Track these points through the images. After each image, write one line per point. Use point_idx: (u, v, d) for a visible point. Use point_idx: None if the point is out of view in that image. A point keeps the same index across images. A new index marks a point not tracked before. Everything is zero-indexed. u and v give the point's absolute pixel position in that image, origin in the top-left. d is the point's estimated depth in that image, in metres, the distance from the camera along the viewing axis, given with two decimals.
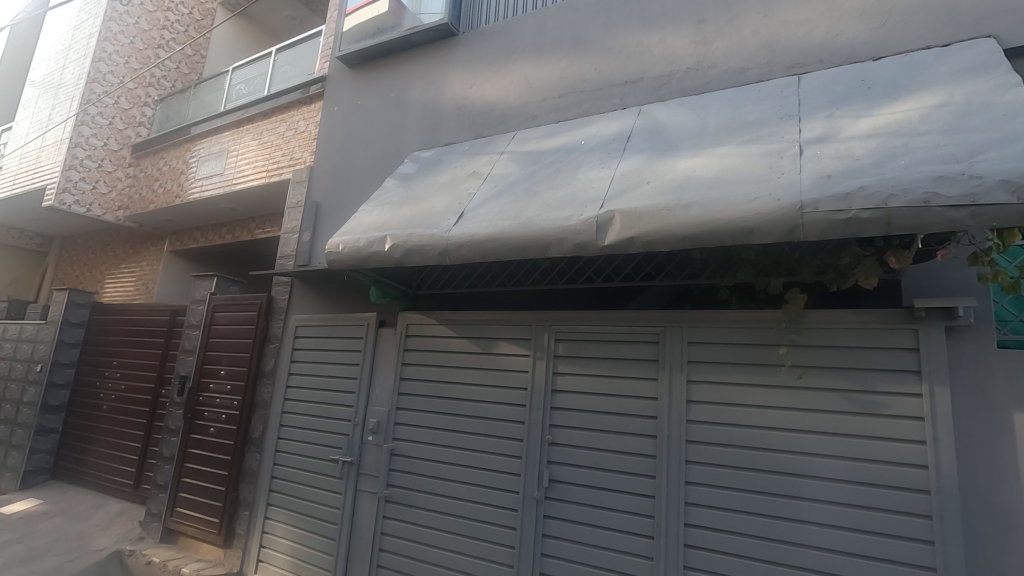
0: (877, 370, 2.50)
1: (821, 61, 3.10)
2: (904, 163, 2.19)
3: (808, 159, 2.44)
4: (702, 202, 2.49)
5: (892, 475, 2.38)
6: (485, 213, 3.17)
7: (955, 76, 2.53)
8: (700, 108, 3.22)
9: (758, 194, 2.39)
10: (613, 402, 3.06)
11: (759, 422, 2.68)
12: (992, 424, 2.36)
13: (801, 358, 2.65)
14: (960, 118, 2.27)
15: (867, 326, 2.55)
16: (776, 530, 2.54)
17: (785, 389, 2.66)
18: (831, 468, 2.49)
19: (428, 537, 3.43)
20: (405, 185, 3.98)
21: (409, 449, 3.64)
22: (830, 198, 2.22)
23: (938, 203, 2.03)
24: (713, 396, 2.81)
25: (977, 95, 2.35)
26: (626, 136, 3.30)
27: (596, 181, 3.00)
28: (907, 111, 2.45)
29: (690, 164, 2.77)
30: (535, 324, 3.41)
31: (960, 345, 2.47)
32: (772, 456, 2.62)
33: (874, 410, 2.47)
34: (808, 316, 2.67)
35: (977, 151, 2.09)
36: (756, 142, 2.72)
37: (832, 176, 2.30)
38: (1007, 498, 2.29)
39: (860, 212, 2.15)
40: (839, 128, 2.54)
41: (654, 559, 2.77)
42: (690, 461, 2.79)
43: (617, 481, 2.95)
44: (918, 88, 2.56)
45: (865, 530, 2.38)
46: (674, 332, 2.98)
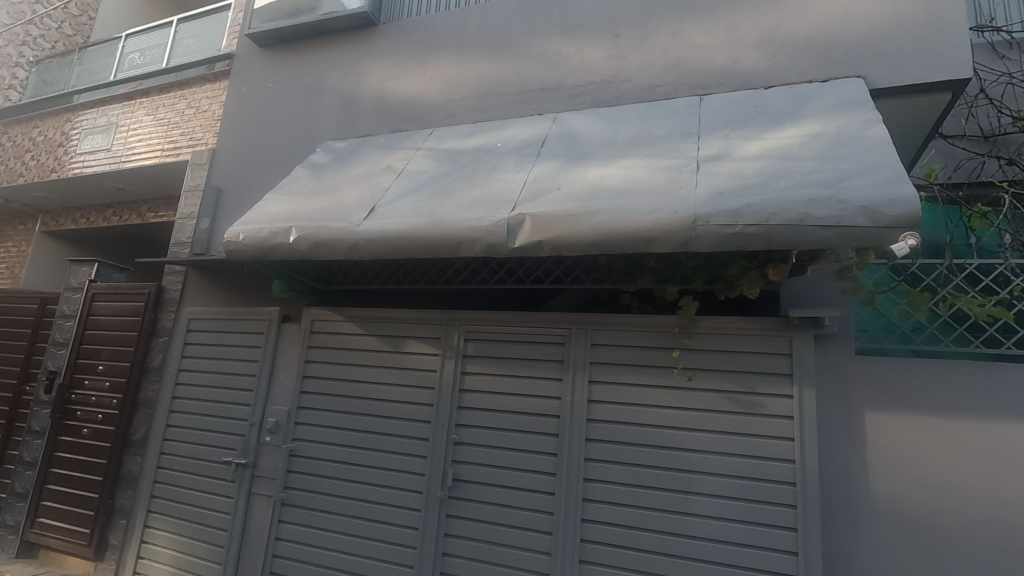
0: (756, 373, 2.73)
1: (720, 85, 3.33)
2: (784, 184, 2.40)
3: (704, 176, 2.62)
4: (607, 210, 2.60)
5: (767, 469, 2.61)
6: (398, 209, 3.12)
7: (831, 108, 2.81)
8: (612, 120, 3.36)
9: (658, 206, 2.53)
10: (518, 401, 3.11)
11: (652, 421, 2.83)
12: (849, 423, 2.64)
13: (692, 362, 2.83)
14: (833, 147, 2.53)
15: (750, 332, 2.78)
16: (666, 524, 2.69)
17: (677, 390, 2.83)
18: (716, 464, 2.68)
19: (326, 540, 3.31)
20: (316, 176, 3.81)
21: (310, 449, 3.50)
22: (720, 213, 2.39)
23: (810, 223, 2.25)
24: (613, 396, 2.93)
25: (847, 128, 2.63)
26: (540, 141, 3.37)
27: (509, 184, 3.04)
28: (790, 138, 2.69)
29: (599, 173, 2.88)
30: (446, 323, 3.39)
31: (826, 351, 2.75)
32: (664, 454, 2.77)
33: (753, 410, 2.69)
34: (699, 322, 2.86)
35: (844, 178, 2.34)
36: (659, 157, 2.87)
37: (724, 192, 2.47)
38: (858, 487, 2.58)
39: (746, 228, 2.34)
40: (732, 149, 2.75)
41: (552, 555, 2.85)
42: (590, 458, 2.90)
43: (520, 479, 3.00)
44: (801, 117, 2.82)
45: (743, 521, 2.59)
46: (579, 335, 3.08)
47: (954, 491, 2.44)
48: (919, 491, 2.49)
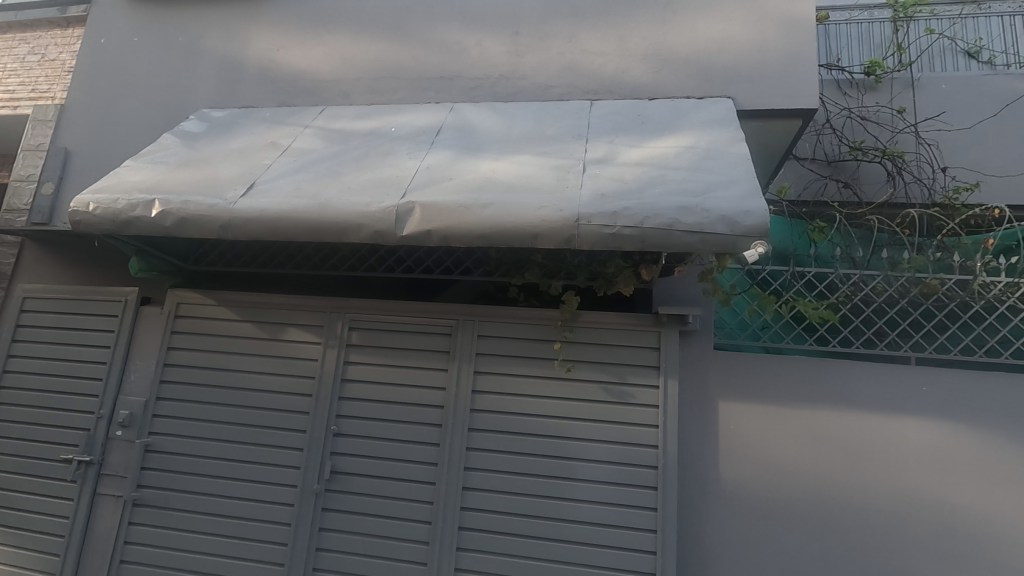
0: (629, 365, 2.92)
1: (610, 93, 3.51)
2: (658, 191, 2.59)
3: (588, 177, 2.75)
4: (496, 204, 2.64)
5: (633, 454, 2.81)
6: (279, 188, 2.93)
7: (703, 124, 3.07)
8: (507, 115, 3.42)
9: (545, 203, 2.61)
10: (402, 391, 3.08)
11: (532, 411, 2.94)
12: (705, 412, 2.92)
13: (571, 354, 2.97)
14: (702, 160, 2.77)
15: (625, 327, 2.97)
16: (541, 508, 2.81)
17: (556, 381, 2.96)
18: (589, 451, 2.84)
19: (186, 542, 3.06)
20: (187, 145, 3.48)
21: (169, 444, 3.21)
22: (601, 214, 2.53)
23: (678, 228, 2.45)
24: (497, 386, 3.00)
25: (715, 143, 2.89)
26: (435, 130, 3.34)
27: (401, 170, 2.98)
28: (668, 148, 2.90)
29: (491, 167, 2.91)
30: (329, 310, 3.26)
31: (689, 346, 3.02)
32: (542, 441, 2.89)
33: (624, 399, 2.88)
34: (580, 316, 3.00)
35: (709, 189, 2.56)
36: (549, 156, 2.97)
37: (605, 194, 2.61)
38: (709, 469, 2.86)
39: (622, 229, 2.49)
40: (615, 153, 2.91)
41: (429, 544, 2.87)
42: (471, 447, 2.95)
43: (400, 469, 2.98)
44: (677, 130, 3.05)
45: (610, 503, 2.77)
46: (466, 326, 3.11)
47: (786, 470, 2.79)
48: (760, 471, 2.81)
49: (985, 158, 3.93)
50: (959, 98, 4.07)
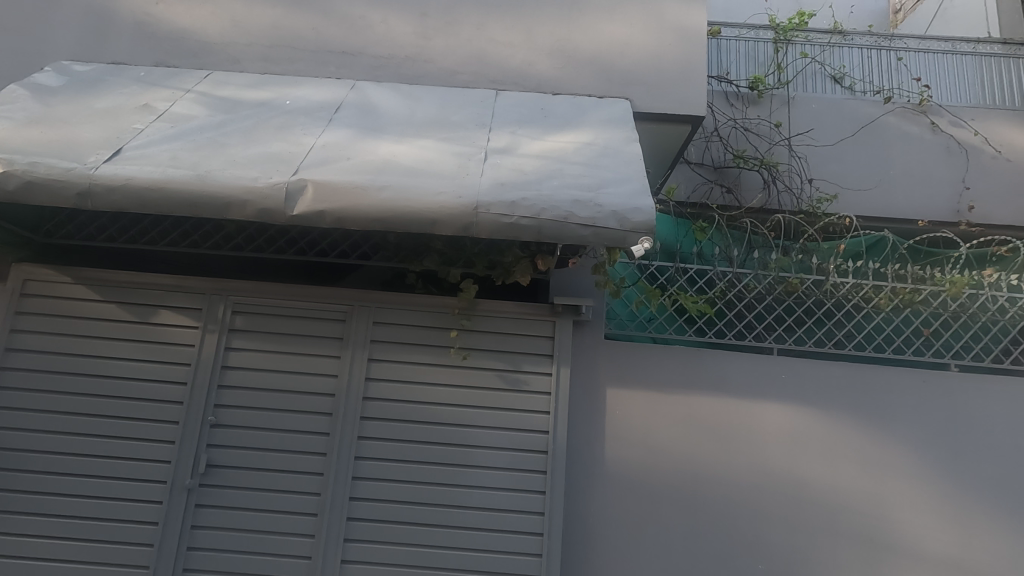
0: (524, 353, 2.99)
1: (515, 85, 3.53)
2: (555, 183, 2.66)
3: (489, 166, 2.76)
4: (394, 186, 2.58)
5: (525, 440, 2.88)
6: (152, 155, 2.66)
7: (601, 123, 3.18)
8: (411, 98, 3.34)
9: (444, 189, 2.59)
10: (291, 379, 2.93)
11: (427, 398, 2.92)
12: (594, 398, 3.06)
13: (468, 341, 2.98)
14: (598, 156, 2.87)
15: (521, 316, 3.03)
16: (434, 496, 2.81)
17: (452, 368, 2.96)
18: (484, 438, 2.88)
19: (29, 548, 2.73)
20: (40, 98, 3.06)
21: (10, 439, 2.83)
22: (499, 203, 2.55)
23: (572, 221, 2.53)
24: (392, 374, 2.94)
25: (611, 142, 3.01)
26: (334, 106, 3.19)
27: (294, 146, 2.82)
28: (568, 143, 2.97)
29: (391, 149, 2.84)
30: (209, 292, 3.02)
31: (582, 336, 3.14)
32: (437, 429, 2.88)
33: (518, 386, 2.95)
34: (479, 305, 3.02)
35: (603, 185, 2.67)
36: (452, 142, 2.94)
37: (504, 183, 2.64)
38: (595, 453, 3.00)
39: (520, 219, 2.54)
40: (517, 144, 2.94)
41: (315, 537, 2.77)
42: (363, 436, 2.87)
43: (286, 460, 2.84)
44: (578, 126, 3.14)
45: (501, 488, 2.83)
46: (362, 312, 3.01)
47: (665, 452, 2.99)
48: (641, 454, 3.00)
49: (843, 173, 4.43)
50: (825, 118, 4.55)
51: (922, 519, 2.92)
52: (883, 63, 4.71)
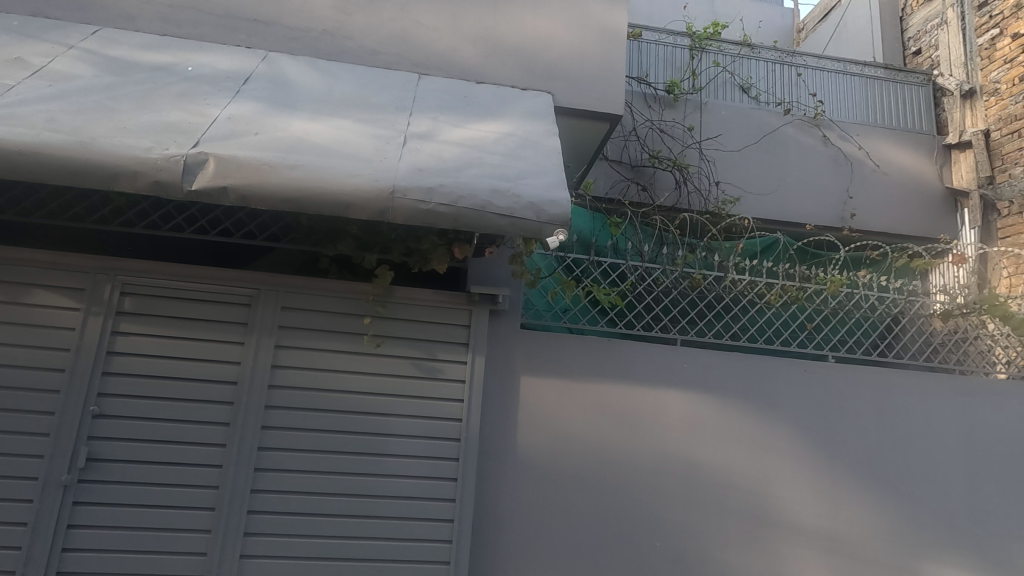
0: (439, 341, 2.99)
1: (438, 70, 3.48)
2: (475, 172, 2.65)
3: (408, 151, 2.71)
4: (306, 166, 2.47)
5: (438, 428, 2.88)
6: (24, 116, 2.38)
7: (523, 114, 3.21)
8: (329, 75, 3.20)
9: (359, 171, 2.52)
10: (188, 366, 2.75)
11: (338, 386, 2.84)
12: (507, 387, 3.11)
13: (382, 329, 2.93)
14: (518, 148, 2.90)
15: (437, 304, 3.02)
16: (344, 486, 2.75)
17: (365, 356, 2.90)
18: (396, 426, 2.85)
19: None
20: None
21: None
22: (417, 189, 2.52)
23: (490, 211, 2.55)
24: (300, 361, 2.83)
25: (531, 134, 3.05)
26: (243, 77, 3.00)
27: (196, 116, 2.62)
28: (489, 133, 2.97)
29: (304, 126, 2.71)
30: (94, 271, 2.75)
31: (498, 325, 3.17)
32: (348, 418, 2.82)
33: (433, 374, 2.94)
34: (394, 292, 2.97)
35: (522, 176, 2.70)
36: (369, 124, 2.85)
37: (423, 169, 2.60)
38: (508, 440, 3.05)
39: (437, 206, 2.52)
40: (438, 131, 2.90)
41: (212, 532, 2.63)
42: (267, 426, 2.75)
43: (181, 452, 2.67)
44: (499, 116, 3.15)
45: (413, 476, 2.81)
46: (269, 296, 2.87)
47: (574, 438, 3.10)
48: (552, 440, 3.09)
49: (746, 177, 4.75)
50: (732, 125, 4.86)
51: (800, 494, 3.22)
52: (785, 77, 5.08)
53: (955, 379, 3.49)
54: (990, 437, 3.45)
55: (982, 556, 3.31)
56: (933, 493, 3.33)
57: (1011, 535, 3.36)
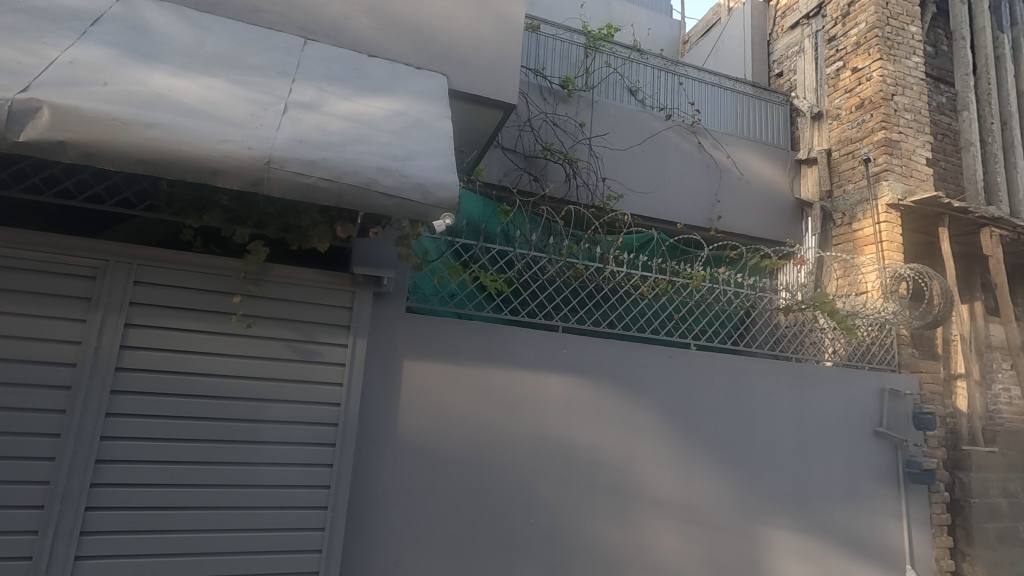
0: (318, 323, 2.86)
1: (327, 37, 3.28)
2: (361, 148, 2.56)
3: (288, 120, 2.54)
4: (167, 125, 2.23)
5: (315, 413, 2.78)
6: None
7: (415, 94, 3.13)
8: (200, 27, 2.90)
9: (229, 137, 2.32)
10: (12, 346, 2.39)
11: (201, 369, 2.63)
12: (390, 370, 3.05)
13: (253, 308, 2.75)
14: (408, 127, 2.83)
15: (317, 284, 2.88)
16: (206, 475, 2.57)
17: (233, 337, 2.71)
18: (269, 412, 2.71)
19: None
20: None
21: None
22: (296, 161, 2.38)
23: (375, 189, 2.47)
24: (156, 341, 2.58)
25: (423, 115, 2.98)
26: (93, 18, 2.63)
27: (28, 56, 2.26)
28: (379, 109, 2.87)
29: (167, 82, 2.44)
30: None
31: (383, 308, 3.10)
32: (212, 403, 2.63)
33: (310, 357, 2.82)
34: (269, 269, 2.79)
35: (410, 156, 2.64)
36: (245, 87, 2.64)
37: (303, 141, 2.46)
38: (388, 424, 3.01)
39: (319, 181, 2.40)
40: (323, 101, 2.75)
41: (40, 533, 2.32)
42: (113, 413, 2.48)
43: (3, 444, 2.33)
44: (391, 93, 3.05)
45: (285, 464, 2.69)
46: (119, 269, 2.56)
47: (455, 421, 3.13)
48: (433, 423, 3.09)
49: (630, 176, 5.05)
50: (620, 125, 5.12)
51: (661, 469, 3.51)
52: (669, 84, 5.45)
53: (792, 366, 4.00)
54: (815, 415, 4.00)
55: (806, 518, 3.83)
56: (770, 465, 3.79)
57: (828, 499, 3.92)
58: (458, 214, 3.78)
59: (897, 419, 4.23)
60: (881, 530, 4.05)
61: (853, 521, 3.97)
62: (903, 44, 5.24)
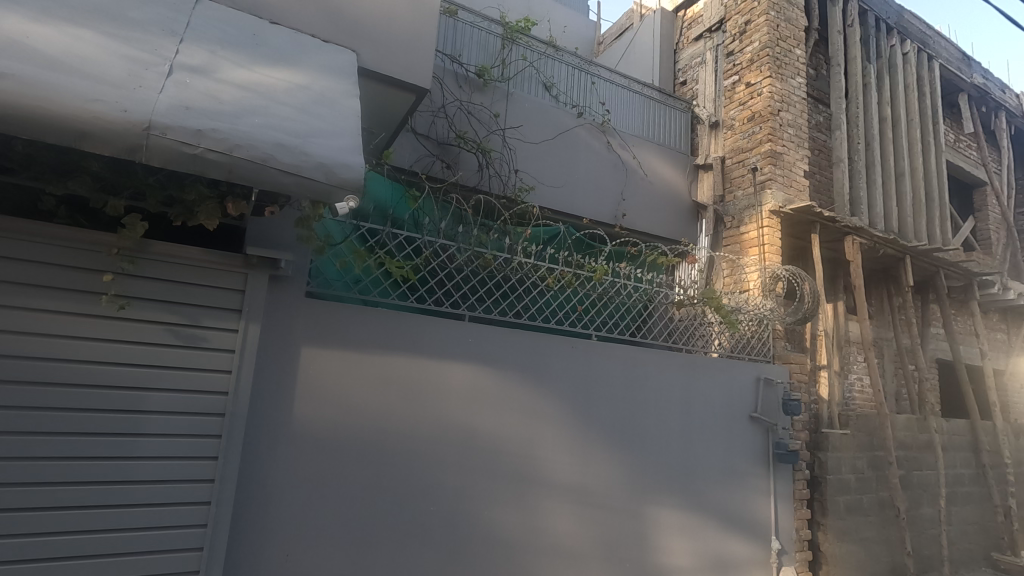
0: (205, 307, 2.68)
1: None
2: (257, 121, 2.39)
3: (173, 84, 2.33)
4: (23, 79, 1.97)
5: (198, 403, 2.61)
6: None
7: (322, 68, 2.98)
8: None
9: (101, 97, 2.10)
10: None
11: (64, 354, 2.39)
12: (286, 358, 2.91)
13: (129, 289, 2.52)
14: (311, 103, 2.69)
15: (205, 264, 2.69)
16: (67, 472, 2.34)
17: (104, 319, 2.47)
18: (148, 401, 2.52)
19: None
20: None
21: None
22: (181, 129, 2.19)
23: (272, 165, 2.33)
24: (8, 324, 2.31)
25: (329, 91, 2.85)
26: None
27: None
28: (279, 80, 2.70)
29: (25, 28, 2.15)
30: None
31: (279, 292, 2.94)
32: (77, 393, 2.40)
33: (195, 342, 2.64)
34: (148, 246, 2.56)
35: (312, 133, 2.52)
36: (123, 43, 2.38)
37: (190, 108, 2.27)
38: (282, 414, 2.87)
39: (207, 152, 2.22)
40: (215, 67, 2.54)
41: None
42: None
43: None
44: (294, 65, 2.87)
45: (163, 457, 2.51)
46: None
47: (355, 410, 3.04)
48: (332, 412, 2.99)
49: (541, 170, 5.14)
50: (533, 118, 5.20)
51: (559, 454, 3.64)
52: (582, 83, 5.62)
53: (683, 356, 4.29)
54: (700, 402, 4.33)
55: (689, 497, 4.14)
56: (659, 448, 4.06)
57: (708, 479, 4.27)
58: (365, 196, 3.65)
59: (770, 405, 4.67)
60: (752, 506, 4.47)
61: (729, 499, 4.35)
62: (790, 65, 5.74)
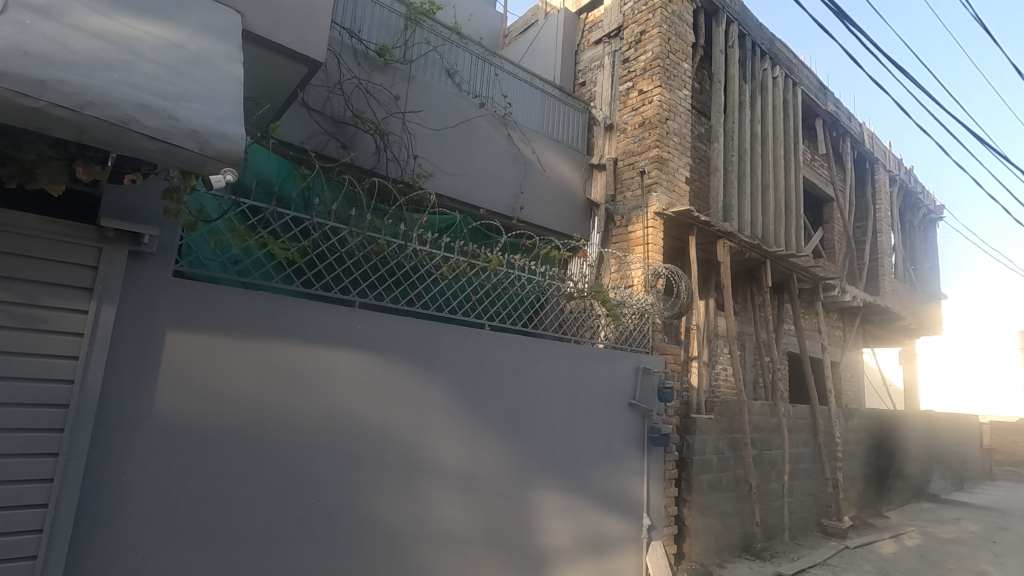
0: (47, 285, 2.44)
1: None
2: (116, 77, 2.13)
3: (8, 24, 2.01)
4: None
5: (37, 393, 2.38)
6: None
7: (200, 26, 2.71)
8: None
9: None
10: None
11: None
12: (148, 343, 2.65)
13: None
14: (185, 63, 2.44)
15: (49, 236, 2.45)
16: None
17: None
18: None
19: None
20: None
21: None
22: (17, 78, 1.90)
23: (133, 128, 2.09)
24: None
25: (207, 52, 2.60)
26: None
27: None
28: (146, 33, 2.43)
29: None
30: None
31: (141, 271, 2.66)
32: None
33: (33, 325, 2.41)
34: None
35: (184, 97, 2.29)
36: None
37: (30, 54, 1.97)
38: (141, 404, 2.62)
39: (51, 107, 1.94)
40: (65, 9, 2.22)
41: None
42: None
43: None
44: (166, 19, 2.58)
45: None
46: None
47: (228, 400, 2.84)
48: (200, 402, 2.77)
49: (441, 157, 5.09)
50: (435, 104, 5.12)
51: (448, 442, 3.65)
52: (484, 74, 5.64)
53: (570, 346, 4.48)
54: (585, 390, 4.55)
55: (570, 480, 4.35)
56: (544, 435, 4.22)
57: (589, 462, 4.51)
58: (247, 170, 3.40)
59: (647, 393, 5.03)
60: (627, 486, 4.80)
61: (607, 480, 4.63)
62: (678, 77, 6.16)
